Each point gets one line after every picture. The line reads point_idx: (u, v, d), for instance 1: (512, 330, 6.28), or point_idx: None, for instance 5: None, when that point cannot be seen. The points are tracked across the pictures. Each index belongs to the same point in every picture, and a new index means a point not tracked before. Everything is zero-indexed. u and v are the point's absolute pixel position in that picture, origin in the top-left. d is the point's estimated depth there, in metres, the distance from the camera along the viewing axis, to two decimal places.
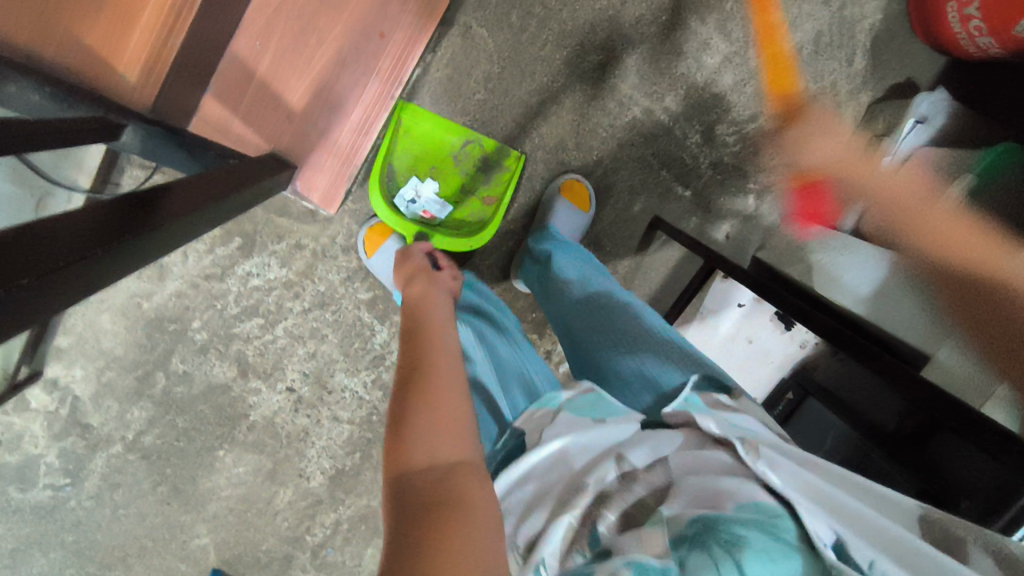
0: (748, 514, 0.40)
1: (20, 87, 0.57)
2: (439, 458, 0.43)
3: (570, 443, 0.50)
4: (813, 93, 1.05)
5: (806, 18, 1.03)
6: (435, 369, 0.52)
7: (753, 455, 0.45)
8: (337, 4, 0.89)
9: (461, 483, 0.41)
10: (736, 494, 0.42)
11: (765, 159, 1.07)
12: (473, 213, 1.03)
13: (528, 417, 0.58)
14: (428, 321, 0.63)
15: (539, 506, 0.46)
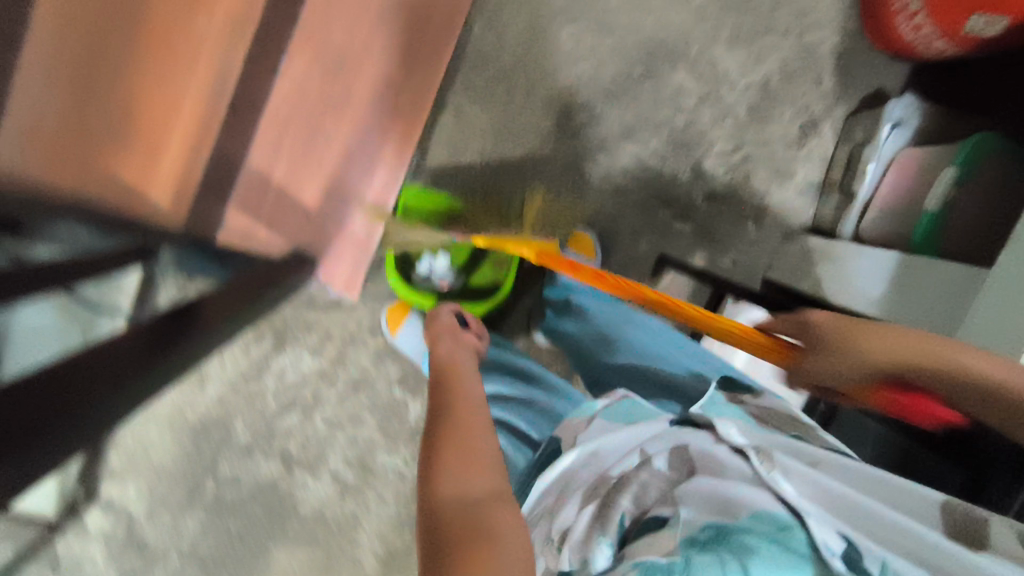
0: (761, 523, 0.44)
1: (67, 227, 0.66)
2: (474, 490, 0.46)
3: (600, 446, 0.58)
4: (789, 117, 1.10)
5: (771, 49, 1.09)
6: (469, 418, 0.55)
7: (766, 467, 0.50)
8: (339, 106, 0.93)
9: (493, 511, 0.44)
10: (748, 500, 0.46)
11: (757, 184, 1.11)
12: (486, 277, 1.06)
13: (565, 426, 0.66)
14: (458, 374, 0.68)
15: (572, 495, 0.54)
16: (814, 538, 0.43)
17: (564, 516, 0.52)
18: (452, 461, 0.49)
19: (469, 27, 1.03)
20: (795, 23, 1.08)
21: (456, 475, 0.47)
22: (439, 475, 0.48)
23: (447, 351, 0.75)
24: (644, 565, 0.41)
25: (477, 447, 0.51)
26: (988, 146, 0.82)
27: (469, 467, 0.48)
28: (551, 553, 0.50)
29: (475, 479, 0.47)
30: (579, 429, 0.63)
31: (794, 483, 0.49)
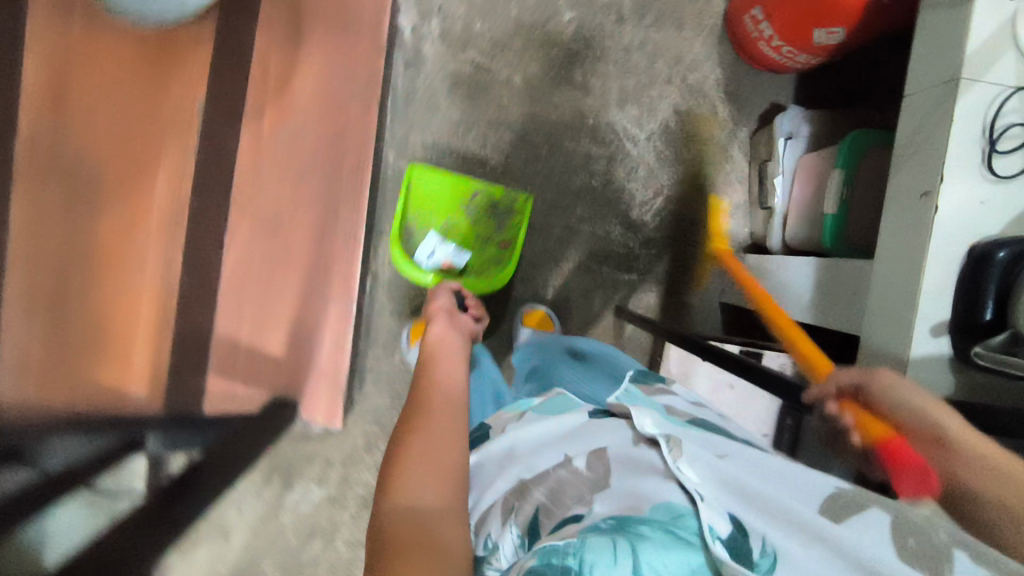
0: (660, 512, 0.45)
1: (64, 443, 0.77)
2: (421, 503, 0.49)
3: (517, 442, 0.64)
4: (696, 151, 1.17)
5: (661, 96, 1.16)
6: (427, 421, 0.59)
7: (673, 453, 0.49)
8: (282, 261, 1.02)
9: (437, 527, 0.47)
10: (651, 497, 0.47)
11: (685, 218, 1.18)
12: (489, 258, 1.13)
13: (498, 419, 0.74)
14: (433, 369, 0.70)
15: (496, 483, 0.61)
16: (703, 521, 0.43)
17: (487, 502, 0.59)
18: (414, 472, 0.52)
19: (385, 157, 1.14)
20: (675, 68, 1.16)
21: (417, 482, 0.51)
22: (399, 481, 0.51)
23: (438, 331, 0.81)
24: (543, 554, 0.43)
25: (440, 455, 0.55)
26: (866, 141, 0.88)
27: (431, 480, 0.52)
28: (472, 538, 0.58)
29: (432, 490, 0.51)
30: (508, 424, 0.70)
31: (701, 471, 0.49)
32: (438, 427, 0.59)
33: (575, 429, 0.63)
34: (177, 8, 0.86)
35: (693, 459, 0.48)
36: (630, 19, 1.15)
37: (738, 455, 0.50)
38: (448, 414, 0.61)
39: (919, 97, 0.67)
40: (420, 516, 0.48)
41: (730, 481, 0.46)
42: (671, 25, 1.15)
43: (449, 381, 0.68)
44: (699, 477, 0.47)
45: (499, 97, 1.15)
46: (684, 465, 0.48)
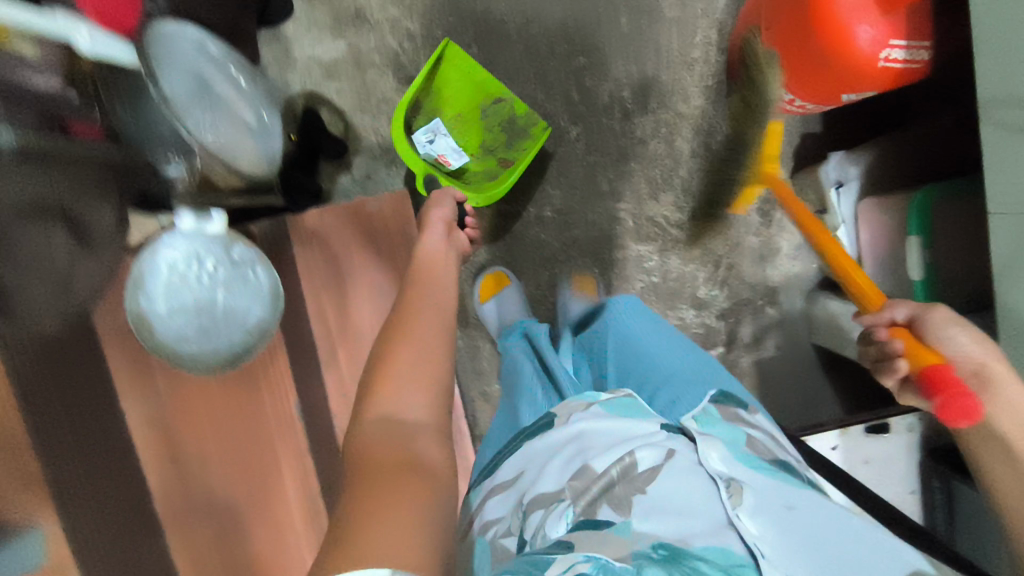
0: (717, 553, 0.58)
1: None
2: (406, 416, 0.55)
3: (584, 427, 0.75)
4: (742, 210, 1.14)
5: (691, 171, 1.13)
6: (414, 321, 0.65)
7: (734, 502, 0.63)
8: None
9: (425, 442, 0.53)
10: (709, 535, 0.60)
11: (752, 276, 1.16)
12: (483, 170, 1.09)
13: (563, 405, 0.83)
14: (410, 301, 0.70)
15: (555, 464, 0.72)
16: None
17: (542, 485, 0.71)
18: (404, 375, 0.58)
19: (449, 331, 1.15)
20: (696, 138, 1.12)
21: (402, 395, 0.56)
22: (386, 392, 0.57)
23: (434, 246, 0.83)
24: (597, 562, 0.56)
25: (425, 368, 0.60)
26: (937, 200, 0.85)
27: (415, 387, 0.58)
28: (520, 514, 0.71)
29: (414, 406, 0.57)
30: (574, 411, 0.80)
31: (759, 521, 0.61)
32: (424, 335, 0.64)
33: (647, 434, 0.73)
34: (241, 327, 0.77)
35: (752, 510, 0.62)
36: (635, 110, 1.10)
37: (804, 508, 0.63)
38: (431, 327, 0.65)
39: (1006, 221, 0.64)
40: (403, 426, 0.54)
41: (788, 535, 0.60)
42: (677, 99, 1.11)
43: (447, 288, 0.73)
44: (759, 530, 0.61)
45: (536, 235, 1.14)
46: (744, 518, 0.61)
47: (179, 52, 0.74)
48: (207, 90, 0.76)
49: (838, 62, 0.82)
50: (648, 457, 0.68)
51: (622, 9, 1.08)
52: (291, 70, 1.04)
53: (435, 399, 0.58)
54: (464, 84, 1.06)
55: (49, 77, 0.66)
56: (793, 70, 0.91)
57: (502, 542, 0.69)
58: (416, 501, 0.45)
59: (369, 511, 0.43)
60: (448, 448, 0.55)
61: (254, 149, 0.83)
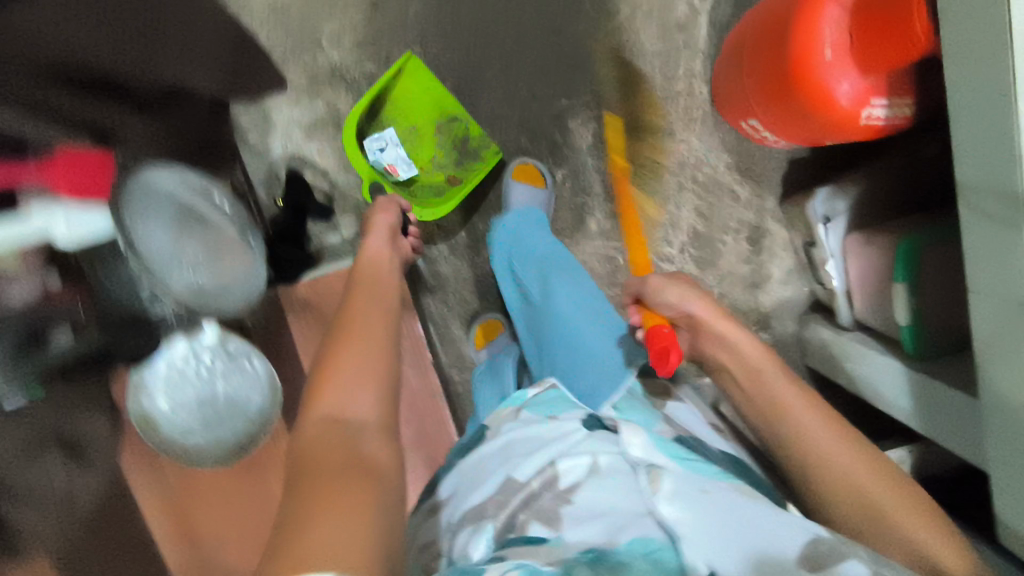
0: (640, 546, 0.61)
1: None
2: (349, 410, 0.57)
3: (513, 437, 0.80)
4: (732, 240, 1.14)
5: (679, 206, 1.12)
6: (352, 321, 0.67)
7: (654, 487, 0.65)
8: None
9: (365, 437, 0.55)
10: (631, 527, 0.63)
11: (743, 304, 1.16)
12: (431, 184, 1.07)
13: (495, 416, 0.89)
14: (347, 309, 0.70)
15: (486, 482, 0.76)
16: (685, 561, 0.59)
17: (475, 500, 0.76)
18: (349, 376, 0.60)
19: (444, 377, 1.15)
20: (687, 174, 1.11)
21: (345, 395, 0.58)
22: (330, 390, 0.59)
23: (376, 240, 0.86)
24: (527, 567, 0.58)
25: (369, 369, 0.61)
26: (923, 245, 0.86)
27: (363, 385, 0.60)
28: (451, 533, 0.75)
29: (357, 405, 0.59)
30: (505, 419, 0.86)
31: (680, 504, 0.63)
32: (365, 334, 0.65)
33: (568, 433, 0.77)
34: (243, 417, 0.85)
35: (673, 495, 0.63)
36: (620, 149, 1.09)
37: (718, 493, 0.64)
38: (377, 323, 0.68)
39: (988, 304, 0.64)
40: (344, 426, 0.56)
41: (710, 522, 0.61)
42: (662, 135, 1.10)
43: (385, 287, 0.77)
44: (678, 513, 0.62)
45: None
46: (665, 506, 0.63)
47: (154, 203, 0.78)
48: (190, 215, 0.81)
49: (818, 116, 0.81)
50: (569, 466, 0.72)
51: (602, 48, 1.06)
52: (272, 133, 1.03)
53: (382, 398, 0.60)
54: (423, 98, 1.04)
55: (31, 284, 0.72)
56: (776, 115, 0.89)
57: (436, 563, 0.73)
58: (354, 508, 0.46)
59: (303, 525, 0.44)
60: (392, 444, 0.57)
61: (246, 269, 0.85)
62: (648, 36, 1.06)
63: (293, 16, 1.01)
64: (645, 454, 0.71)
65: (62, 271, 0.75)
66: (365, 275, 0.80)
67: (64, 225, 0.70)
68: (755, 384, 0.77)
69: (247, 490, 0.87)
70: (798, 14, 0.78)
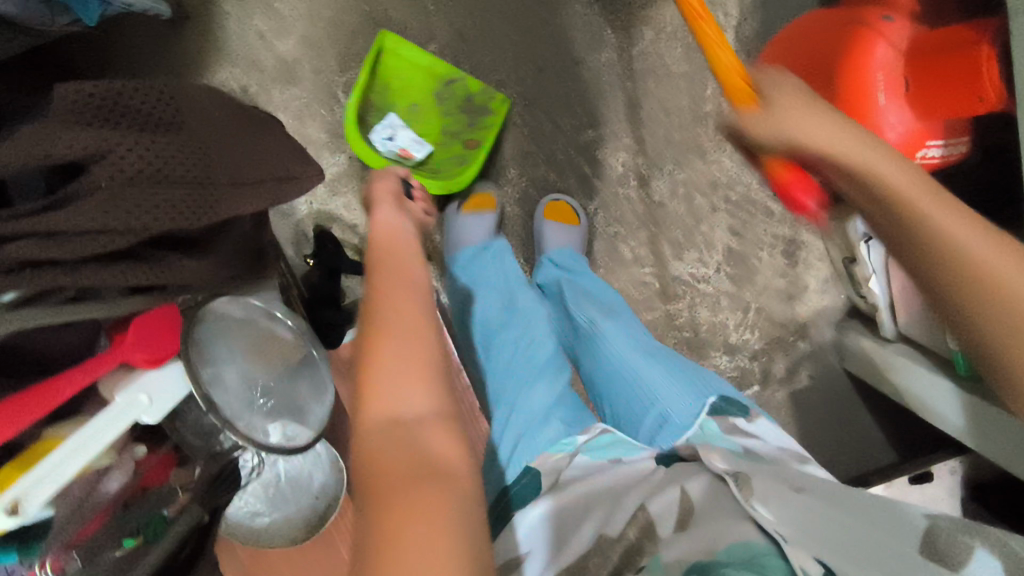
0: (740, 554, 0.56)
1: None
2: (404, 402, 0.50)
3: (580, 485, 0.69)
4: (768, 254, 1.12)
5: (713, 226, 1.10)
6: (381, 296, 0.58)
7: (745, 494, 0.60)
8: None
9: (426, 434, 0.48)
10: (728, 535, 0.59)
11: (782, 318, 1.15)
12: (453, 155, 1.02)
13: (544, 458, 0.75)
14: (371, 283, 0.61)
15: (570, 542, 0.64)
16: (793, 563, 0.54)
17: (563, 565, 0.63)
18: (395, 368, 0.51)
19: None
20: (720, 193, 1.09)
21: (395, 387, 0.51)
22: (381, 385, 0.51)
23: (386, 220, 0.75)
24: None
25: (413, 351, 0.53)
26: None
27: (412, 380, 0.51)
28: None
29: (411, 395, 0.51)
30: (561, 466, 0.73)
31: (772, 506, 0.58)
32: (399, 318, 0.56)
33: (645, 474, 0.70)
34: (308, 494, 0.86)
35: (765, 497, 0.59)
36: (651, 175, 1.07)
37: (813, 488, 0.60)
38: (413, 310, 0.57)
39: None
40: (404, 429, 0.48)
41: (808, 518, 0.56)
42: (694, 157, 1.07)
43: (408, 268, 0.64)
44: (774, 514, 0.58)
45: None
46: (761, 509, 0.58)
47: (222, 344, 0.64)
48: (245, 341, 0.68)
49: None
50: (661, 500, 0.64)
51: (629, 74, 1.03)
52: None
53: (438, 389, 0.52)
54: (409, 71, 0.99)
55: (125, 470, 0.58)
56: None
57: None
58: (441, 510, 0.42)
59: (391, 540, 0.40)
60: (467, 445, 0.50)
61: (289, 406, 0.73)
62: (673, 59, 1.03)
63: (306, 69, 0.96)
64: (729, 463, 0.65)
65: (148, 437, 0.63)
66: (378, 246, 0.69)
67: (148, 401, 0.52)
68: (923, 233, 0.48)
69: (306, 566, 0.86)
70: (843, 47, 0.75)
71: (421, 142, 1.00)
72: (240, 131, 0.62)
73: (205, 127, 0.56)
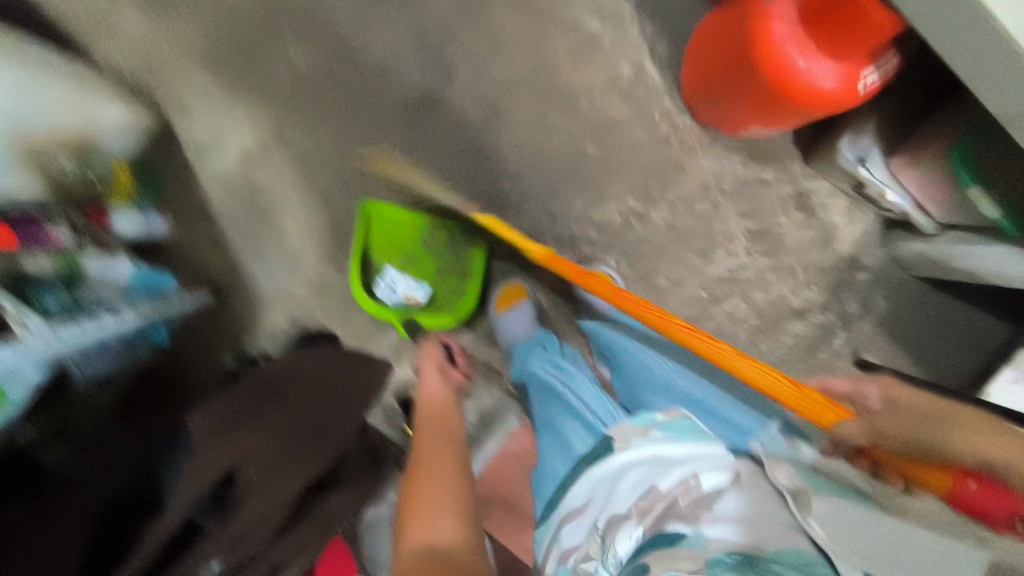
0: (790, 555, 0.53)
1: None
2: (434, 532, 0.63)
3: (655, 453, 0.67)
4: (784, 216, 1.17)
5: (725, 219, 1.16)
6: (419, 455, 0.76)
7: (804, 513, 0.56)
8: None
9: (458, 554, 0.61)
10: (780, 539, 0.55)
11: (830, 262, 1.18)
12: (448, 288, 1.12)
13: (618, 428, 0.73)
14: (416, 439, 0.80)
15: (619, 493, 0.65)
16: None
17: (612, 508, 0.64)
18: (429, 508, 0.66)
19: None
20: (715, 189, 1.15)
21: (431, 519, 0.65)
22: (419, 519, 0.65)
23: (434, 391, 0.93)
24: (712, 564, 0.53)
25: (446, 496, 0.68)
26: (976, 145, 0.89)
27: (445, 512, 0.66)
28: (596, 539, 0.63)
29: (442, 527, 0.64)
30: (632, 434, 0.70)
31: (830, 522, 0.55)
32: (436, 467, 0.73)
33: (715, 454, 0.66)
34: None
35: (825, 517, 0.56)
36: (648, 208, 1.14)
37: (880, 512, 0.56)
38: (448, 458, 0.75)
39: None
40: (436, 550, 0.61)
41: (841, 522, 0.55)
42: (675, 174, 1.15)
43: (449, 432, 0.84)
44: (832, 535, 0.54)
45: None
46: (815, 522, 0.55)
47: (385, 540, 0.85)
48: None
49: (814, 109, 0.85)
50: (714, 479, 0.62)
51: (585, 139, 1.12)
52: None
53: (465, 521, 0.66)
54: (397, 230, 1.09)
55: None
56: (766, 118, 0.94)
57: (583, 568, 0.63)
58: None
59: None
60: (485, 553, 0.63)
61: None
62: (613, 106, 1.12)
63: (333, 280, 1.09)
64: (791, 478, 0.62)
65: None
66: (426, 410, 0.90)
67: None
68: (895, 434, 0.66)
69: None
70: (744, 34, 0.85)
71: (420, 284, 1.08)
72: (304, 367, 0.73)
73: (300, 387, 0.71)
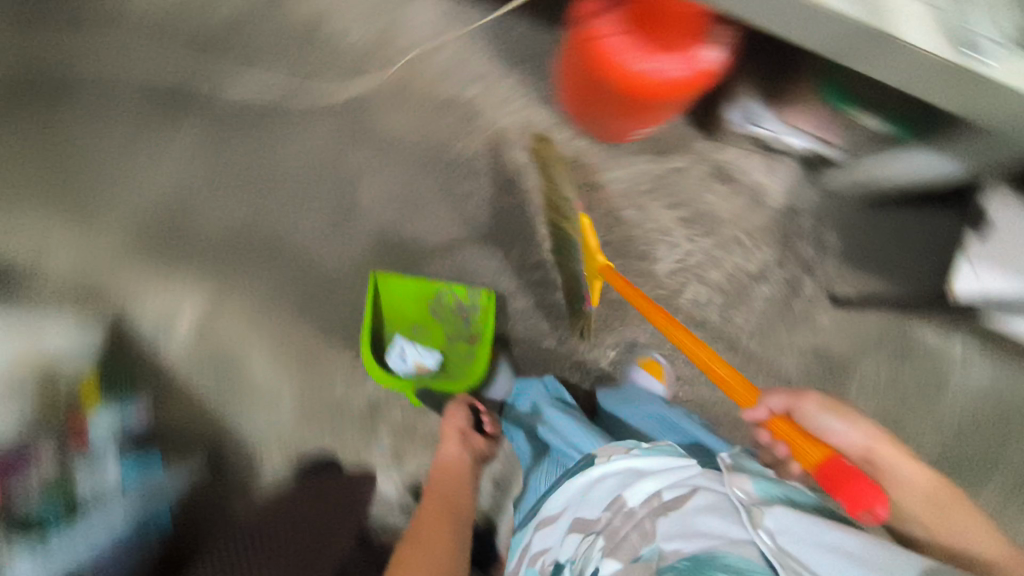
0: (737, 560, 0.51)
1: None
2: None
3: (634, 466, 0.67)
4: (708, 193, 1.20)
5: (654, 216, 1.19)
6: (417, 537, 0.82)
7: (755, 524, 0.54)
8: None
9: None
10: (732, 547, 0.52)
11: (768, 219, 1.20)
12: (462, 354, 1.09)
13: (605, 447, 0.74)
14: (417, 521, 0.85)
15: (592, 505, 0.66)
16: None
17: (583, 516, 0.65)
18: None
19: None
20: (633, 192, 1.19)
21: None
22: None
23: (449, 458, 0.96)
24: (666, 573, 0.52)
25: None
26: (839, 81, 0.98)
27: None
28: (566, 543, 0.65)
29: None
30: (616, 451, 0.71)
31: (781, 534, 0.53)
32: (428, 551, 0.79)
33: (686, 467, 0.65)
34: None
35: (777, 527, 0.54)
36: None
37: (828, 527, 0.53)
38: (442, 541, 0.81)
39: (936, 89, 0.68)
40: None
41: (791, 532, 0.53)
42: (593, 192, 1.19)
43: (458, 505, 0.89)
44: (780, 545, 0.52)
45: None
46: (766, 534, 0.53)
47: None
48: None
49: (670, 96, 0.90)
50: (676, 494, 0.61)
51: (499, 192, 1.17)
52: None
53: None
54: (408, 300, 1.09)
55: None
56: (637, 114, 0.99)
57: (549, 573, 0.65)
58: None
59: None
60: None
61: None
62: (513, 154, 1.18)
63: None
64: (749, 489, 0.59)
65: None
66: (438, 477, 0.94)
67: None
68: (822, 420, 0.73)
69: None
70: (585, 54, 0.91)
71: (431, 352, 1.06)
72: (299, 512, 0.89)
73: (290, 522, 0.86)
